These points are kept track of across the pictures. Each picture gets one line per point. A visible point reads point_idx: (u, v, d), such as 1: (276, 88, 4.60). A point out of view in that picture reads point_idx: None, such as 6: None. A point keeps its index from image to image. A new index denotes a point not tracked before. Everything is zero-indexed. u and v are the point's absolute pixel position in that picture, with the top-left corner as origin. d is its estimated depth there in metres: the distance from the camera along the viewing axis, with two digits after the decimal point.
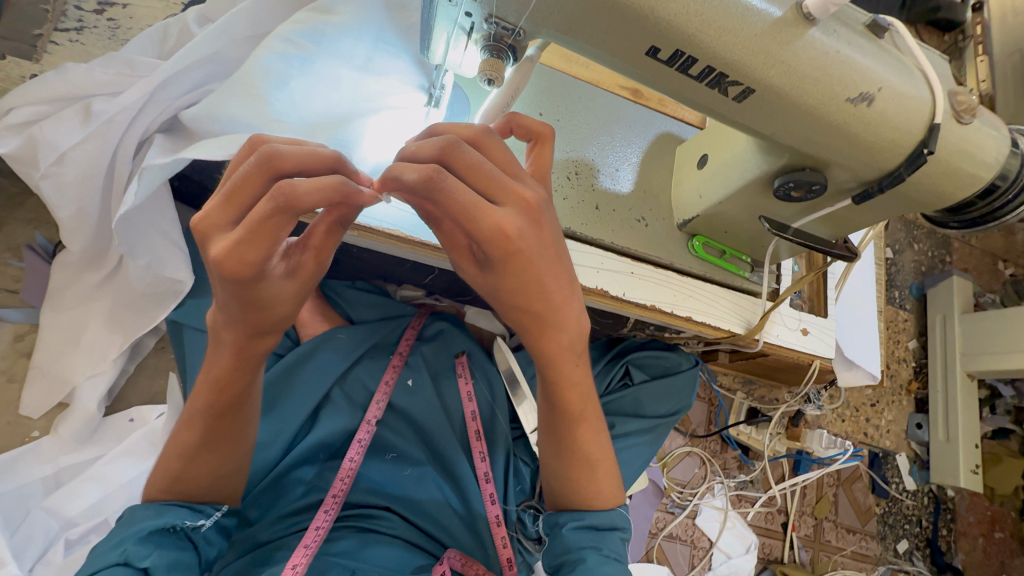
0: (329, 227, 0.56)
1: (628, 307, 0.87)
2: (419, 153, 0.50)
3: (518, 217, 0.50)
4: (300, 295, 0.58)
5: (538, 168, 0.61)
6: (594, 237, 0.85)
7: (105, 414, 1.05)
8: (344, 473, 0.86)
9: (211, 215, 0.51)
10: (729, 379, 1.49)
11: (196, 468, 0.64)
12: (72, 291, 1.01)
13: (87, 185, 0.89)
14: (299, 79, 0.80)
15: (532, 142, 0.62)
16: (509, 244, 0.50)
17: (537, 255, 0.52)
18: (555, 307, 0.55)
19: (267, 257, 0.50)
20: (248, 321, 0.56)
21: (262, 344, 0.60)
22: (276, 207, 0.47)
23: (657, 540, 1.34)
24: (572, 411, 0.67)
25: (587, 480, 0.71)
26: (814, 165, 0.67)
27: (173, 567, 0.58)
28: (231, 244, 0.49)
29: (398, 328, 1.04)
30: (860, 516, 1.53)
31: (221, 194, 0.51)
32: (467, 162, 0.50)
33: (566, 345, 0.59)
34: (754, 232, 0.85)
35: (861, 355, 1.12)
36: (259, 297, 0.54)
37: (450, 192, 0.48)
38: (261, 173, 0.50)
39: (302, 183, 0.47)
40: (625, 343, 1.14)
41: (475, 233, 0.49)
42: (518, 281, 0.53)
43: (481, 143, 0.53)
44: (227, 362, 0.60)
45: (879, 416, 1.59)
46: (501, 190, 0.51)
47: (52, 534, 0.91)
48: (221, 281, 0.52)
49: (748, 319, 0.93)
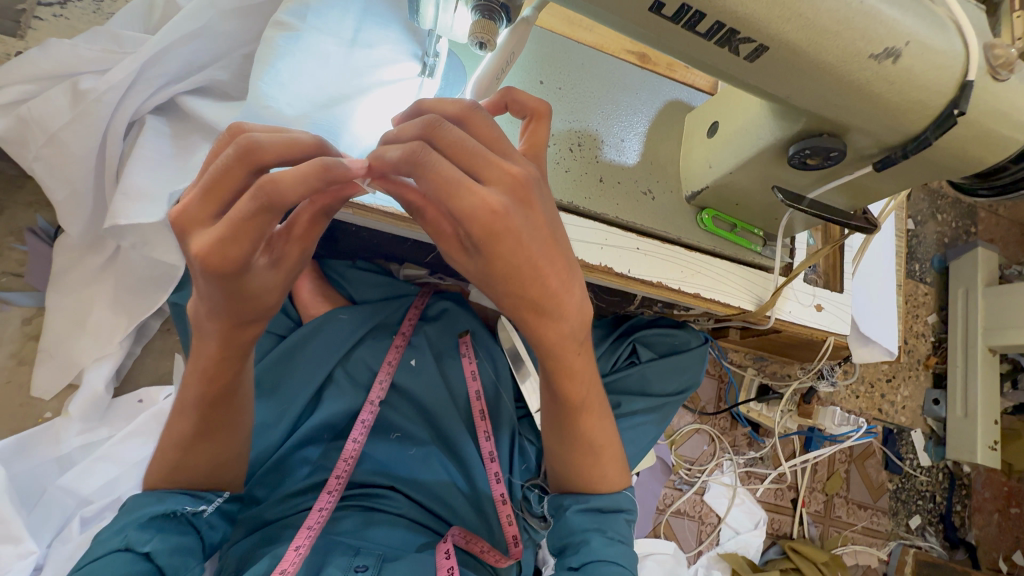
0: (313, 217, 0.55)
1: (632, 283, 0.84)
2: (404, 137, 0.49)
3: (505, 195, 0.48)
4: (286, 282, 0.56)
5: (533, 145, 0.58)
6: (598, 212, 0.82)
7: (114, 395, 1.06)
8: (348, 453, 0.86)
9: (189, 210, 0.49)
10: (739, 356, 1.46)
11: (195, 456, 0.64)
12: (73, 274, 1.00)
13: (79, 167, 0.88)
14: (285, 58, 0.75)
15: (527, 119, 0.59)
16: (495, 221, 0.47)
17: (527, 235, 0.49)
18: (553, 290, 0.53)
19: (251, 252, 0.49)
20: (234, 311, 0.55)
21: (247, 333, 0.59)
22: (259, 203, 0.46)
23: (665, 515, 1.34)
24: (574, 397, 0.65)
25: (591, 464, 0.70)
26: (833, 131, 0.62)
27: (175, 551, 0.60)
28: (214, 239, 0.48)
29: (400, 308, 1.03)
30: (872, 492, 1.51)
31: (200, 188, 0.49)
32: (452, 138, 0.48)
33: (566, 330, 0.57)
34: (766, 204, 0.81)
35: (877, 330, 1.08)
36: (244, 289, 0.52)
37: (436, 167, 0.46)
38: (239, 164, 0.47)
39: (281, 174, 0.46)
40: (632, 321, 1.11)
41: (459, 213, 0.47)
42: (509, 263, 0.50)
43: (467, 119, 0.51)
44: (216, 350, 0.59)
45: (895, 392, 1.56)
46: (487, 167, 0.48)
47: (69, 511, 0.94)
48: (203, 277, 0.50)
49: (759, 295, 0.89)
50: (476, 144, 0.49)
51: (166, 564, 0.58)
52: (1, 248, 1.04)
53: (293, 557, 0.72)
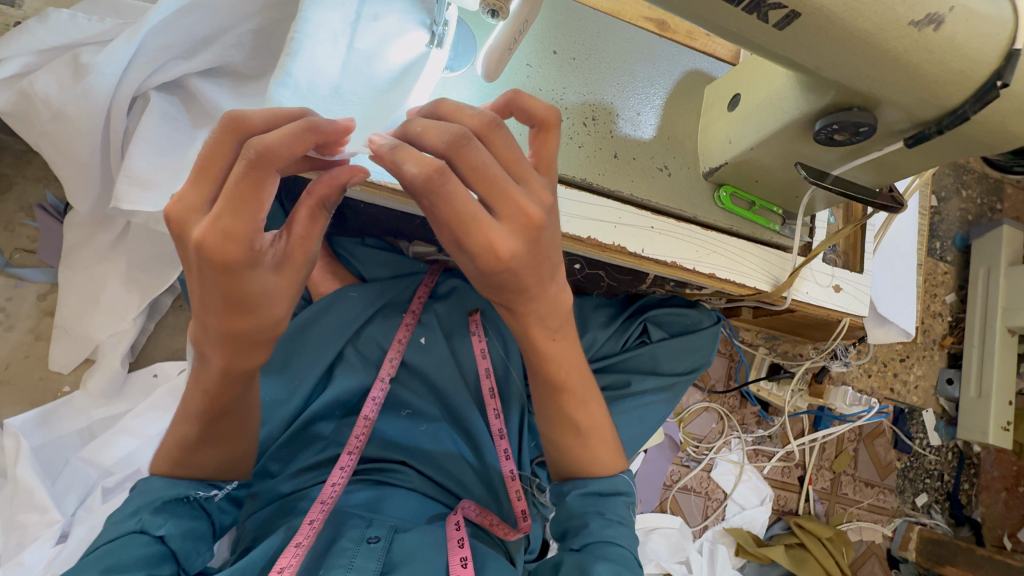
0: (312, 213, 0.55)
1: (646, 263, 0.82)
2: (426, 175, 0.47)
3: (516, 237, 0.51)
4: (290, 288, 0.55)
5: (542, 158, 0.58)
6: (613, 189, 0.80)
7: (130, 370, 1.08)
8: (360, 429, 0.87)
9: (184, 198, 0.50)
10: (751, 335, 1.44)
11: (200, 455, 0.65)
12: (85, 250, 1.01)
13: (87, 143, 0.87)
14: (299, 57, 0.68)
15: (534, 129, 0.58)
16: (499, 264, 0.51)
17: (526, 268, 0.53)
18: (527, 286, 0.56)
19: (252, 233, 0.49)
20: (231, 313, 0.54)
21: (254, 359, 0.59)
22: (249, 163, 0.46)
23: (671, 491, 1.36)
24: (554, 378, 0.68)
25: (576, 447, 0.72)
26: (863, 104, 0.59)
27: (187, 535, 0.62)
28: (213, 216, 0.48)
29: (411, 285, 1.02)
30: (880, 470, 1.52)
31: (192, 173, 0.50)
32: (474, 164, 0.49)
33: (532, 319, 0.62)
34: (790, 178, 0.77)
35: (893, 308, 1.05)
36: (245, 291, 0.52)
37: (452, 198, 0.48)
38: (222, 134, 0.49)
39: (269, 135, 0.47)
40: (644, 300, 1.09)
41: (470, 246, 0.50)
42: (501, 282, 0.55)
43: (488, 135, 0.51)
44: (224, 356, 0.58)
45: (909, 371, 1.54)
46: (504, 201, 0.50)
47: (91, 481, 0.96)
48: (202, 268, 0.50)
49: (777, 276, 0.87)
50: (499, 171, 0.50)
51: (179, 548, 0.60)
52: (13, 224, 1.04)
53: (309, 531, 0.69)
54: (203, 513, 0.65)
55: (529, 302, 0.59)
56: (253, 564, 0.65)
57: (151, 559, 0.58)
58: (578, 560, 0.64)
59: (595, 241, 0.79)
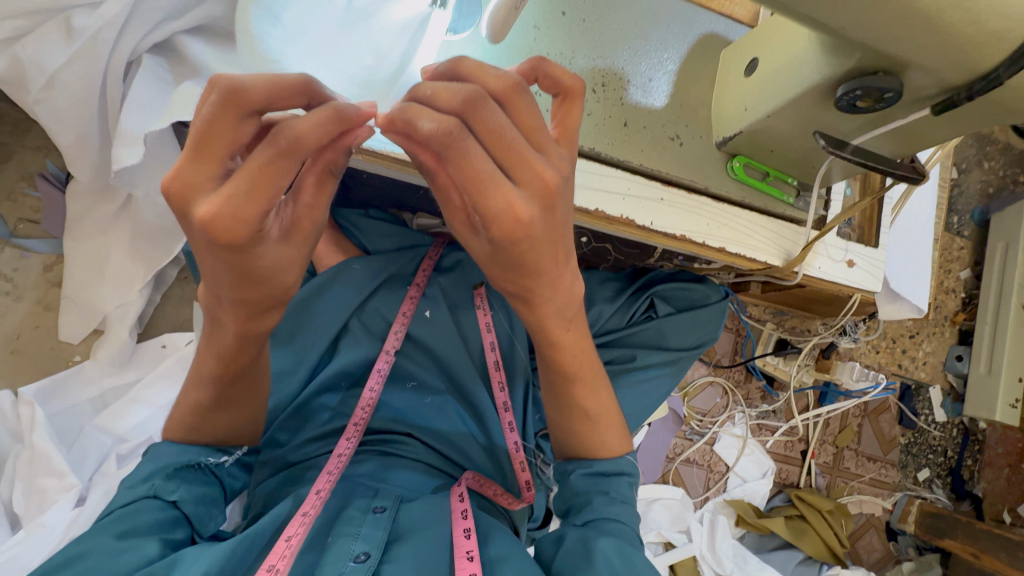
0: (318, 178, 0.54)
1: (655, 237, 0.80)
2: (442, 130, 0.45)
3: (533, 203, 0.49)
4: (298, 259, 0.55)
5: (564, 129, 0.56)
6: (622, 159, 0.77)
7: (138, 340, 1.09)
8: (366, 401, 0.88)
9: (183, 174, 0.46)
10: (758, 310, 1.41)
11: (213, 419, 0.66)
12: (89, 221, 1.01)
13: (83, 110, 0.85)
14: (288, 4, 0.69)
15: (558, 97, 0.55)
16: (519, 226, 0.48)
17: (542, 241, 0.51)
18: (545, 268, 0.55)
19: (263, 215, 0.47)
20: (240, 287, 0.53)
21: (266, 322, 0.59)
22: (278, 152, 0.45)
23: (674, 464, 1.38)
24: (567, 368, 0.69)
25: (584, 430, 0.72)
26: (889, 68, 0.56)
27: (200, 501, 0.62)
28: (223, 195, 0.45)
29: (414, 258, 1.01)
30: (884, 446, 1.53)
31: (189, 147, 0.46)
32: (489, 126, 0.47)
33: (551, 311, 0.62)
34: (809, 147, 0.74)
35: (906, 284, 1.03)
36: (253, 268, 0.51)
37: (466, 157, 0.46)
38: (229, 107, 0.44)
39: (299, 123, 0.45)
40: (651, 274, 1.08)
41: (484, 210, 0.48)
42: (516, 260, 0.53)
43: (510, 100, 0.48)
44: (234, 323, 0.57)
45: (917, 348, 1.52)
46: (521, 166, 0.48)
47: (105, 448, 0.98)
48: (210, 247, 0.47)
49: (788, 250, 0.85)
50: (516, 135, 0.48)
51: (192, 513, 0.61)
52: (15, 193, 1.03)
53: (315, 501, 0.68)
54: (213, 479, 0.65)
55: (545, 290, 0.59)
56: (258, 537, 0.61)
57: (164, 523, 0.58)
58: (583, 534, 0.64)
59: (602, 214, 0.76)
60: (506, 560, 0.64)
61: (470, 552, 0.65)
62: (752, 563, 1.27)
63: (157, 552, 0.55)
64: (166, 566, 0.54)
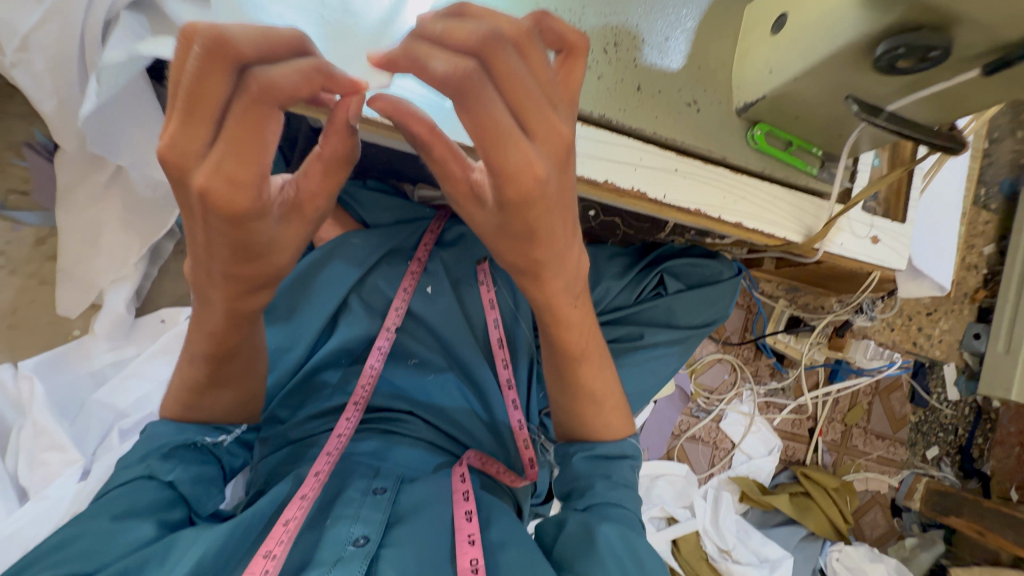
0: (327, 166, 0.52)
1: (668, 211, 0.76)
2: (458, 74, 0.40)
3: (549, 160, 0.46)
4: (297, 241, 0.52)
5: (568, 89, 0.50)
6: (634, 127, 0.72)
7: (137, 315, 1.07)
8: (367, 378, 0.86)
9: (176, 140, 0.41)
10: (771, 286, 1.34)
11: (210, 398, 0.64)
12: (79, 192, 0.97)
13: (61, 74, 0.80)
14: None
15: (561, 53, 0.50)
16: (535, 184, 0.46)
17: (555, 204, 0.49)
18: (554, 239, 0.53)
19: (261, 177, 0.44)
20: (233, 265, 0.50)
21: (258, 300, 0.56)
22: (251, 98, 0.39)
23: (679, 441, 1.37)
24: (573, 349, 0.66)
25: (589, 412, 0.70)
26: (935, 24, 0.50)
27: (197, 481, 0.60)
28: (215, 160, 0.42)
29: (416, 231, 0.98)
30: (893, 424, 1.51)
31: (177, 110, 0.39)
32: (508, 71, 0.41)
33: (559, 286, 0.59)
34: (839, 112, 0.67)
35: (930, 260, 0.97)
36: (252, 243, 0.48)
37: (484, 107, 0.41)
38: (216, 58, 0.37)
39: (276, 70, 0.40)
40: (661, 249, 1.04)
41: (502, 168, 0.45)
42: (525, 229, 0.51)
43: (526, 47, 0.42)
44: (222, 301, 0.55)
45: (934, 326, 1.47)
46: (540, 120, 0.44)
47: (108, 423, 0.98)
48: (209, 219, 0.45)
49: (808, 226, 0.80)
50: (534, 84, 0.42)
51: (189, 493, 0.59)
52: (2, 163, 0.99)
53: (314, 482, 0.66)
54: (212, 458, 0.63)
55: (554, 264, 0.56)
56: (256, 519, 0.60)
57: (161, 503, 0.56)
58: (585, 520, 0.63)
59: (611, 185, 0.72)
60: (508, 545, 0.63)
61: (471, 536, 0.64)
62: (754, 538, 1.28)
63: (153, 534, 0.54)
64: (163, 549, 0.52)
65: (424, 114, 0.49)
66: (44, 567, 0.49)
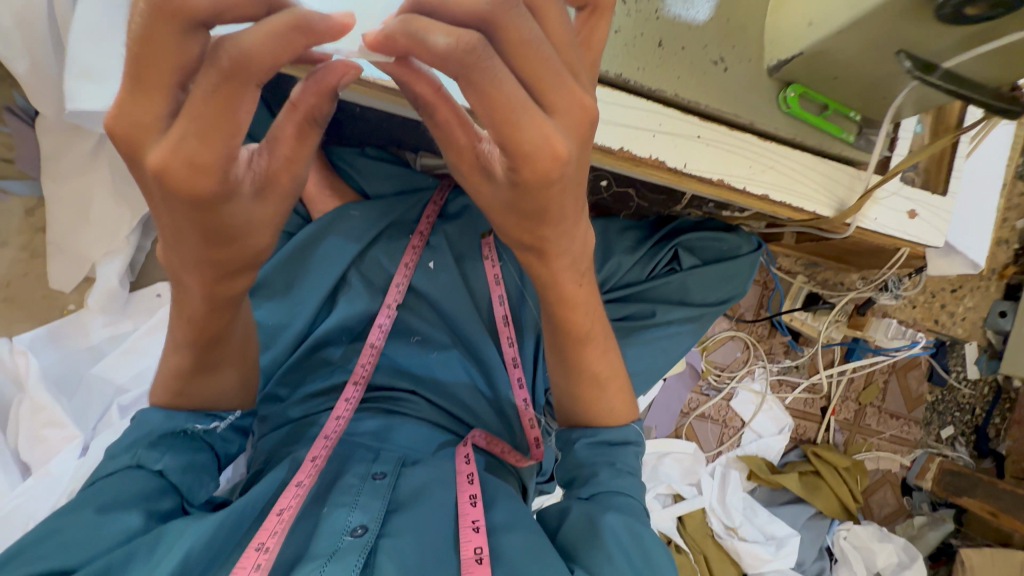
0: (299, 129, 0.45)
1: (688, 182, 0.70)
2: (462, 46, 0.36)
3: (570, 137, 0.41)
4: (276, 218, 0.47)
5: (590, 49, 0.45)
6: (653, 88, 0.65)
7: (133, 289, 1.04)
8: (368, 355, 0.83)
9: (127, 111, 0.36)
10: (790, 261, 1.30)
11: (200, 384, 0.62)
12: (65, 159, 0.93)
13: (30, 31, 0.77)
14: None
15: (584, 9, 0.44)
16: (554, 167, 0.41)
17: (571, 186, 0.44)
18: (566, 216, 0.48)
19: (229, 158, 0.38)
20: (208, 247, 0.45)
21: (237, 284, 0.52)
22: (221, 75, 0.35)
23: (688, 419, 1.35)
24: (578, 331, 0.63)
25: (592, 398, 0.67)
26: None
27: (187, 469, 0.57)
28: (175, 138, 0.36)
29: (418, 203, 0.93)
30: (908, 403, 1.47)
31: (126, 74, 0.35)
32: (520, 38, 0.37)
33: (565, 264, 0.55)
34: (884, 71, 0.60)
35: (963, 233, 0.90)
36: (225, 223, 0.43)
37: (494, 79, 0.37)
38: (166, 14, 0.33)
39: (246, 36, 0.34)
40: (676, 223, 0.98)
41: (516, 147, 0.39)
42: (536, 207, 0.46)
43: (540, 5, 0.38)
44: (200, 285, 0.50)
45: (957, 303, 1.40)
46: (558, 91, 0.39)
47: (107, 398, 0.96)
48: (170, 201, 0.40)
49: (841, 200, 0.74)
50: (551, 52, 0.38)
51: (180, 482, 0.56)
52: None
53: (310, 470, 0.65)
54: (205, 446, 0.61)
55: (561, 240, 0.51)
56: (250, 507, 0.58)
57: (150, 493, 0.54)
58: (587, 510, 0.60)
59: (627, 154, 0.66)
60: (512, 529, 0.60)
61: (475, 522, 0.62)
62: (761, 515, 1.26)
63: (140, 526, 0.52)
64: (150, 544, 0.51)
65: (430, 73, 0.44)
66: (29, 558, 0.47)
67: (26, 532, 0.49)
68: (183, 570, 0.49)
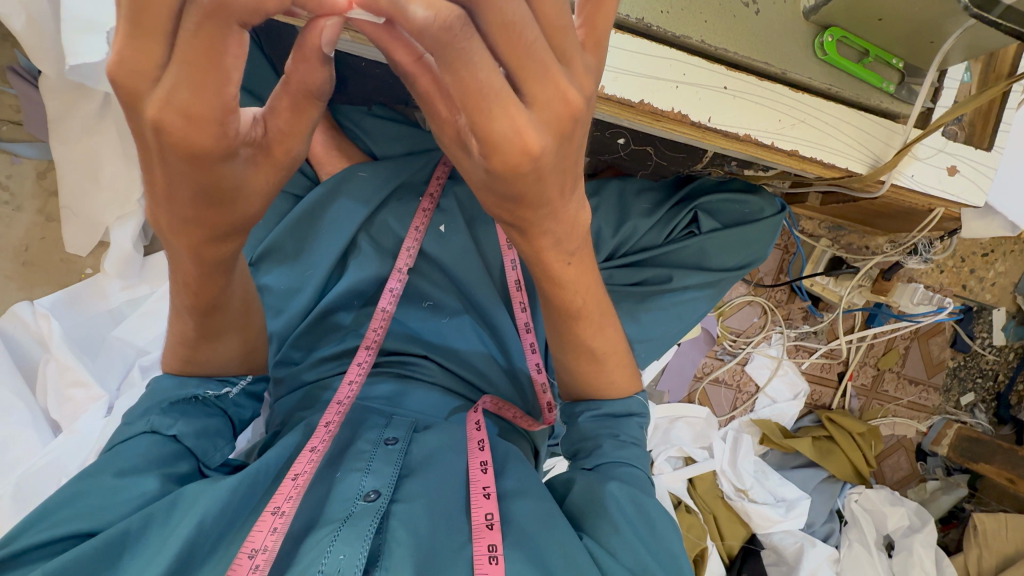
0: (295, 102, 0.43)
1: (712, 137, 0.65)
2: (440, 22, 0.32)
3: (545, 132, 0.39)
4: (269, 185, 0.46)
5: (593, 29, 0.41)
6: (679, 34, 0.61)
7: (146, 253, 1.04)
8: (379, 319, 0.81)
9: (126, 59, 0.34)
10: (812, 224, 1.24)
11: (206, 352, 0.63)
12: (71, 121, 0.92)
13: None
14: None
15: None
16: (523, 159, 0.39)
17: (552, 174, 0.43)
18: (549, 199, 0.46)
19: (222, 115, 0.37)
20: (201, 207, 0.44)
21: (226, 248, 0.51)
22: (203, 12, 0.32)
23: (702, 383, 1.36)
24: (571, 305, 0.61)
25: (592, 373, 0.66)
26: None
27: (202, 434, 0.59)
28: (166, 89, 0.35)
29: (427, 164, 0.90)
30: (929, 369, 1.44)
31: (123, 16, 0.32)
32: (505, 19, 0.33)
33: (548, 244, 0.53)
34: (941, 9, 0.57)
35: (1003, 193, 0.84)
36: (217, 183, 0.42)
37: (468, 63, 0.34)
38: None
39: None
40: (694, 184, 0.94)
41: (486, 136, 0.38)
42: (515, 192, 0.44)
43: None
44: (188, 249, 0.50)
45: (988, 268, 1.32)
46: (540, 81, 0.37)
47: (130, 359, 0.99)
48: (166, 155, 0.39)
49: (876, 155, 0.69)
50: (540, 35, 0.35)
51: (194, 446, 0.58)
52: None
53: (324, 435, 0.65)
54: (218, 411, 0.63)
55: (546, 221, 0.49)
56: (263, 473, 0.60)
57: (165, 457, 0.56)
58: (591, 481, 0.61)
59: (647, 108, 0.61)
60: (521, 495, 0.61)
61: (486, 488, 0.63)
62: (772, 479, 1.26)
63: (157, 489, 0.54)
64: (166, 507, 0.52)
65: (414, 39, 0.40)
66: (48, 524, 0.49)
67: (48, 497, 0.51)
68: (196, 536, 0.50)
